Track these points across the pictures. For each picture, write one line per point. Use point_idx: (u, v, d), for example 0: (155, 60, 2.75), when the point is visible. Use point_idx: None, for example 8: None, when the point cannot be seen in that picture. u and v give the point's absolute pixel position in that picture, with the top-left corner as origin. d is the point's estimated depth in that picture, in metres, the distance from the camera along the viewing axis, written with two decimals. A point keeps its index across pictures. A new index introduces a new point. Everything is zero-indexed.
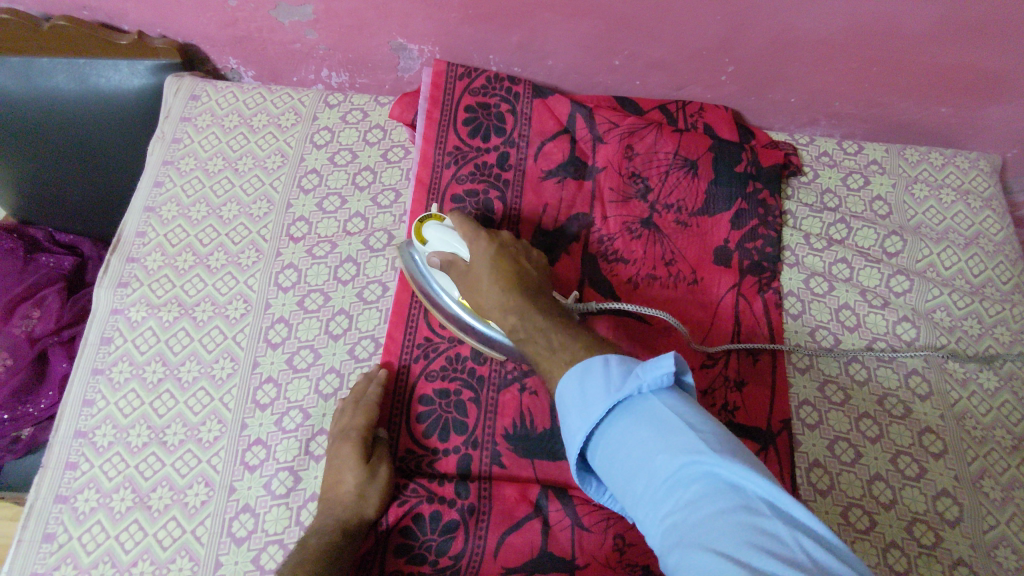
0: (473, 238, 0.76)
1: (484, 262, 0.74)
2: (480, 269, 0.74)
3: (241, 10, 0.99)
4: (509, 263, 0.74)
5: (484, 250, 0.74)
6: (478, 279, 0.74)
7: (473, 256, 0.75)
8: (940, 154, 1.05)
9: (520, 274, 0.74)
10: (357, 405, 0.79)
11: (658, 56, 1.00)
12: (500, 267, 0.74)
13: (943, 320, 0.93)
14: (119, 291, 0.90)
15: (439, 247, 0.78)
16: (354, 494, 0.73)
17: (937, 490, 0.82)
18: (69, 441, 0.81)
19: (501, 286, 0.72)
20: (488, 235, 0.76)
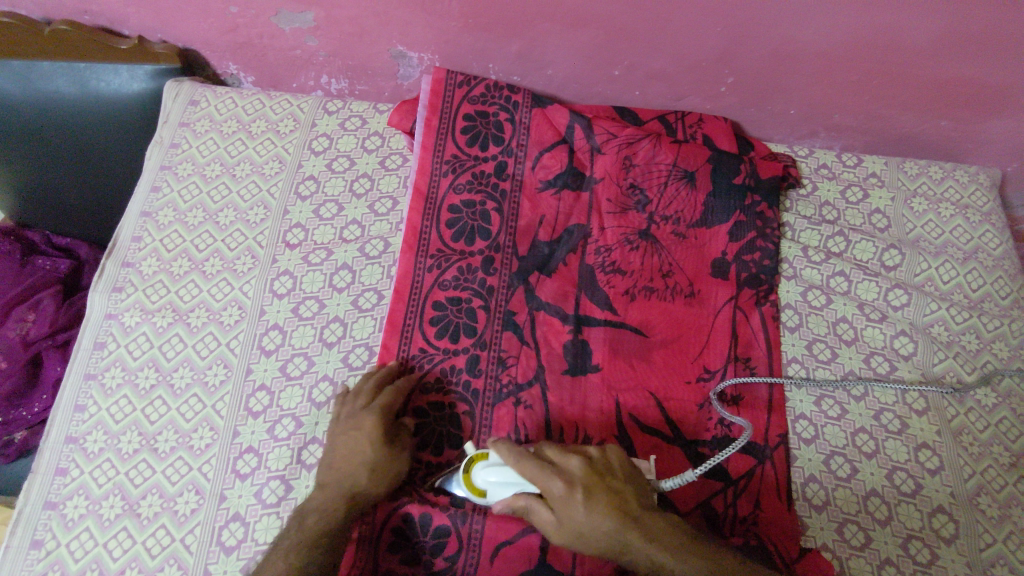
0: (545, 479, 0.67)
1: (574, 502, 0.66)
2: (572, 511, 0.66)
3: (241, 16, 1.00)
4: (600, 489, 0.67)
5: (563, 493, 0.66)
6: (573, 526, 0.66)
7: (554, 499, 0.66)
8: (939, 168, 1.05)
9: (615, 492, 0.68)
10: (385, 389, 0.80)
11: (658, 67, 1.00)
12: (593, 499, 0.66)
13: (941, 335, 0.92)
14: (113, 296, 0.89)
15: (502, 493, 0.72)
16: (368, 473, 0.73)
17: (934, 507, 0.81)
18: (60, 447, 0.81)
19: (603, 519, 0.65)
20: (560, 472, 0.67)
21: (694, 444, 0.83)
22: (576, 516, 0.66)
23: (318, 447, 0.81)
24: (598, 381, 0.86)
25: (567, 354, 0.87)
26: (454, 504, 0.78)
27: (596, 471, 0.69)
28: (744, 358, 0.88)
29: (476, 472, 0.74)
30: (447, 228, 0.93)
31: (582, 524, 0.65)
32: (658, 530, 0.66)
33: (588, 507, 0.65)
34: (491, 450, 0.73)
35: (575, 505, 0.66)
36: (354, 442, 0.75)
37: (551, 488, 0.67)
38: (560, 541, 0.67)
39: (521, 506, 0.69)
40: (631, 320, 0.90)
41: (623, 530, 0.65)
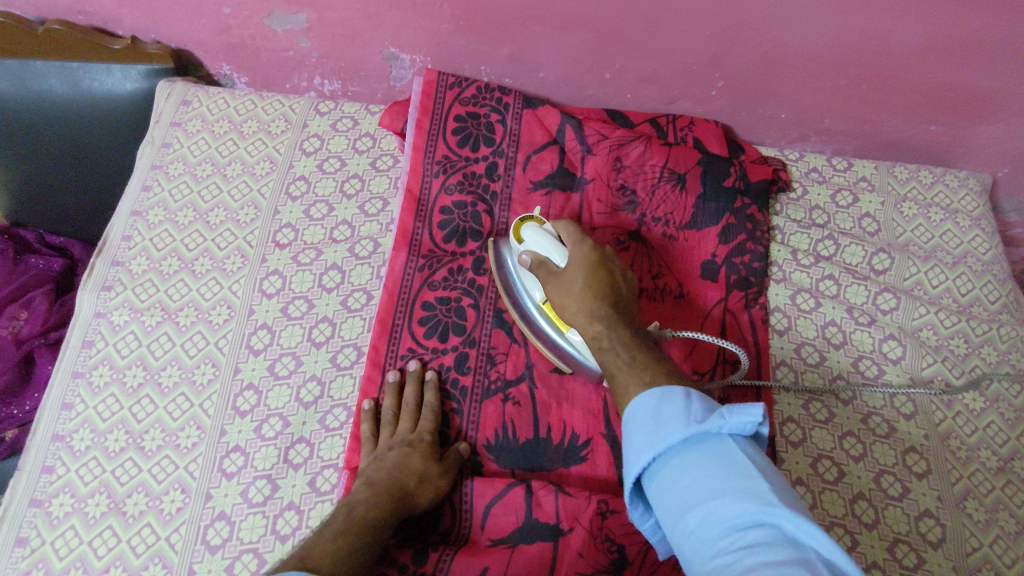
0: (570, 246, 0.79)
1: (576, 256, 0.79)
2: (575, 270, 0.77)
3: (234, 18, 1.00)
4: (602, 270, 0.77)
5: (582, 257, 0.78)
6: (571, 286, 0.76)
7: (570, 263, 0.78)
8: (929, 173, 1.05)
9: (611, 289, 0.76)
10: (426, 404, 0.81)
11: (649, 70, 1.01)
12: (593, 276, 0.76)
13: (929, 339, 0.92)
14: (103, 294, 0.90)
15: (535, 247, 0.82)
16: (418, 481, 0.74)
17: (920, 511, 0.81)
18: (47, 445, 0.81)
19: (585, 297, 0.75)
20: (587, 242, 0.80)
21: None
22: (575, 276, 0.77)
23: (305, 447, 0.81)
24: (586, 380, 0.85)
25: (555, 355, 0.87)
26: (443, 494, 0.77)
27: (609, 261, 0.79)
28: (731, 359, 0.88)
29: (525, 227, 0.84)
30: (436, 228, 0.93)
31: (575, 287, 0.76)
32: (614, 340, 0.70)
33: (588, 279, 0.75)
34: (545, 223, 0.84)
35: (578, 272, 0.77)
36: (405, 450, 0.76)
37: (571, 254, 0.79)
38: (554, 296, 0.79)
39: (541, 261, 0.80)
40: None
41: (607, 328, 0.71)
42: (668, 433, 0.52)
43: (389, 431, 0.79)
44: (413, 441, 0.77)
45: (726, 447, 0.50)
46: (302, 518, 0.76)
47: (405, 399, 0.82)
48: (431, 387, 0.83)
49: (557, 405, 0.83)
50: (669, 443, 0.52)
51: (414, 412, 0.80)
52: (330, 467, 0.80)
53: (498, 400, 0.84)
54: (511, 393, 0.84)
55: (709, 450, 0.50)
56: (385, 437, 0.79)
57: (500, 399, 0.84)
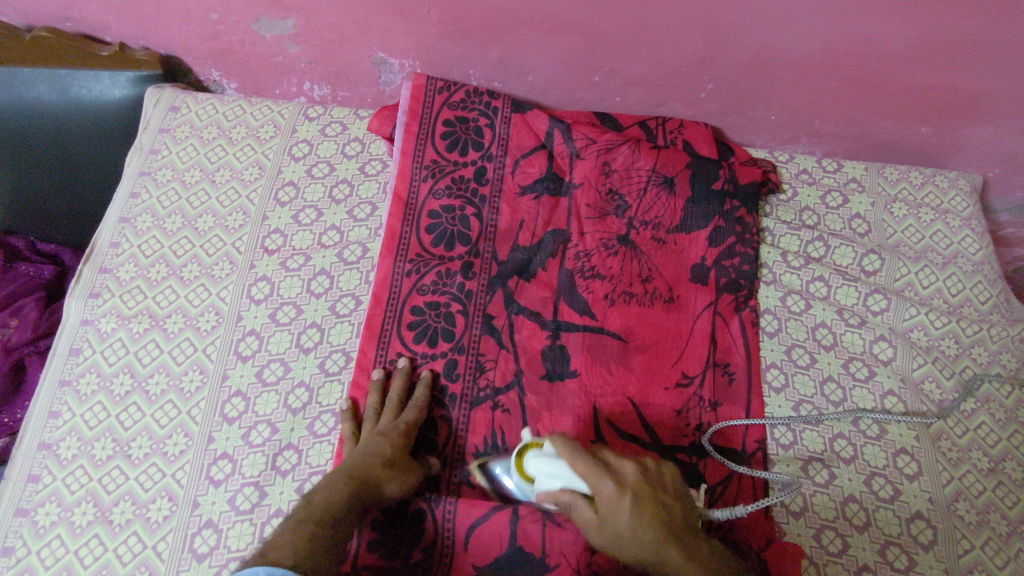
0: (596, 478, 0.66)
1: (602, 476, 0.66)
2: (618, 511, 0.64)
3: (222, 23, 1.01)
4: (645, 498, 0.66)
5: (612, 494, 0.65)
6: (618, 537, 0.64)
7: (602, 500, 0.65)
8: (919, 173, 1.05)
9: (658, 506, 0.66)
10: (411, 401, 0.82)
11: (638, 73, 1.01)
12: (642, 513, 0.64)
13: (920, 340, 0.92)
14: (90, 302, 0.89)
15: (546, 481, 0.69)
16: (387, 471, 0.74)
17: (911, 512, 0.81)
18: (33, 454, 0.80)
19: (642, 539, 0.64)
20: (614, 475, 0.66)
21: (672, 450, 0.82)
22: (620, 511, 0.64)
23: (293, 453, 0.80)
24: (575, 387, 0.85)
25: (544, 361, 0.87)
26: (427, 509, 0.77)
27: (650, 480, 0.67)
28: (721, 362, 0.88)
29: (529, 459, 0.72)
30: (425, 234, 0.93)
31: (625, 526, 0.64)
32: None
33: (632, 513, 0.64)
34: (550, 446, 0.71)
35: (619, 508, 0.64)
36: (378, 441, 0.76)
37: (600, 493, 0.65)
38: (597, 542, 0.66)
39: (564, 498, 0.67)
40: (610, 325, 0.89)
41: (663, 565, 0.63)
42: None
43: (371, 425, 0.80)
44: (388, 433, 0.78)
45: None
46: None
47: (391, 395, 0.82)
48: (420, 385, 0.83)
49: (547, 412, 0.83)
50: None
51: (397, 408, 0.81)
52: (318, 474, 0.79)
53: (488, 407, 0.83)
54: (500, 400, 0.84)
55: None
56: (366, 430, 0.80)
57: (489, 407, 0.83)
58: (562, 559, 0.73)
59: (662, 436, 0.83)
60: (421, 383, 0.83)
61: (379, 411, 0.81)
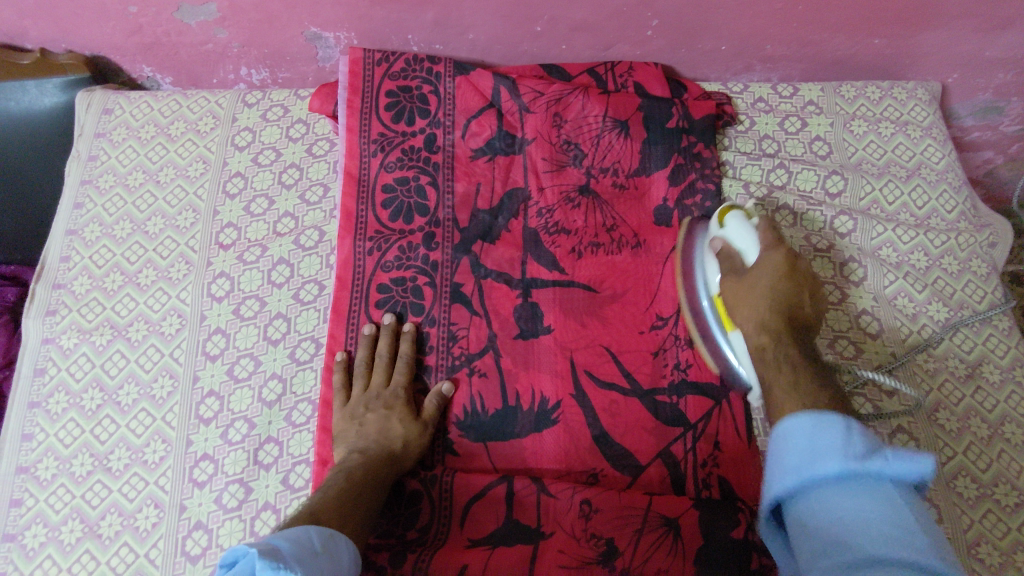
0: (771, 245, 0.75)
1: (761, 274, 0.74)
2: (759, 280, 0.74)
3: (143, 15, 0.96)
4: (781, 306, 0.72)
5: (770, 275, 0.73)
6: (753, 283, 0.74)
7: (759, 262, 0.75)
8: (877, 87, 1.03)
9: (793, 296, 0.72)
10: (401, 357, 0.82)
11: (580, 18, 0.97)
12: (779, 284, 0.73)
13: (889, 257, 0.92)
14: (48, 320, 0.87)
15: (732, 236, 0.78)
16: (401, 443, 0.76)
17: (893, 428, 0.81)
18: (12, 478, 0.79)
19: (773, 305, 0.72)
20: (784, 248, 0.75)
21: (651, 393, 0.82)
22: (761, 278, 0.74)
23: (274, 446, 0.80)
24: (550, 345, 0.84)
25: (516, 318, 0.86)
26: (422, 490, 0.76)
27: (794, 327, 0.71)
28: None
29: (728, 215, 0.79)
30: (380, 210, 0.91)
31: (762, 286, 0.73)
32: (775, 359, 0.69)
33: (771, 285, 0.73)
34: (754, 217, 0.78)
35: (761, 275, 0.74)
36: (383, 413, 0.78)
37: (765, 259, 0.75)
38: (727, 294, 0.76)
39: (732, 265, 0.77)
40: (579, 278, 0.88)
41: (773, 345, 0.70)
42: (824, 466, 0.52)
43: (363, 384, 0.81)
44: (390, 399, 0.79)
45: (886, 489, 0.50)
46: (279, 517, 0.76)
47: (378, 352, 0.83)
48: (406, 339, 0.84)
49: (524, 371, 0.83)
50: (822, 474, 0.52)
51: (388, 366, 0.82)
52: (302, 462, 0.79)
53: (464, 375, 0.83)
54: (476, 365, 0.83)
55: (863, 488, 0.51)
56: (358, 391, 0.81)
57: (465, 374, 0.83)
58: (558, 529, 0.72)
59: (640, 379, 0.82)
60: (408, 337, 0.84)
61: (369, 368, 0.82)
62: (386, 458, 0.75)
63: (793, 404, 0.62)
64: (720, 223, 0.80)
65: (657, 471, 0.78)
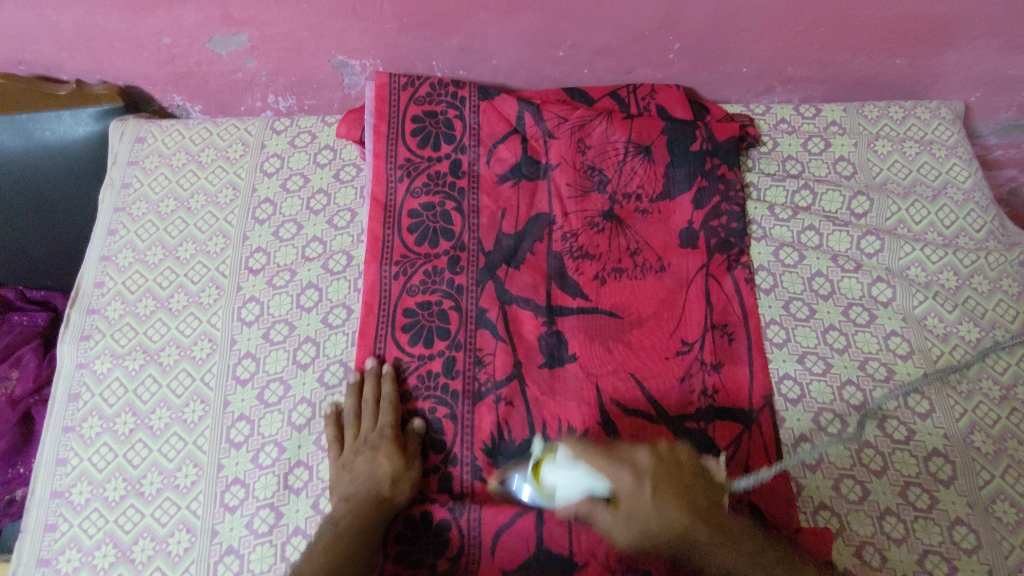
0: (611, 471, 0.66)
1: (642, 502, 0.64)
2: (638, 495, 0.64)
3: (175, 46, 0.99)
4: (667, 482, 0.66)
5: (631, 485, 0.65)
6: (637, 518, 0.64)
7: (620, 493, 0.65)
8: (900, 107, 1.03)
9: (684, 493, 0.66)
10: (384, 399, 0.81)
11: (602, 43, 0.99)
12: (660, 486, 0.65)
13: (918, 276, 0.91)
14: (82, 345, 0.89)
15: (564, 486, 0.68)
16: (390, 485, 0.75)
17: (928, 451, 0.80)
18: (47, 503, 0.80)
19: (668, 531, 0.64)
20: (629, 460, 0.66)
21: (680, 419, 0.82)
22: (643, 500, 0.64)
23: (304, 470, 0.80)
24: (576, 371, 0.84)
25: (541, 346, 0.86)
26: (451, 520, 0.76)
27: (664, 463, 0.67)
28: (722, 325, 0.87)
29: (545, 470, 0.71)
30: (407, 235, 0.92)
31: (648, 514, 0.64)
32: (714, 543, 0.66)
33: (654, 504, 0.64)
34: (561, 453, 0.70)
35: (642, 491, 0.64)
36: (370, 455, 0.77)
37: (618, 482, 0.66)
38: (625, 535, 0.66)
39: (585, 508, 0.69)
40: (604, 303, 0.88)
41: (656, 507, 0.64)
42: None
43: (353, 433, 0.80)
44: (376, 441, 0.78)
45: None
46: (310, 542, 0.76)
47: (364, 397, 0.82)
48: (386, 379, 0.82)
49: (551, 397, 0.83)
50: None
51: (374, 409, 0.81)
52: None
53: (491, 400, 0.83)
54: (503, 391, 0.83)
55: None
56: (350, 441, 0.80)
57: (492, 399, 0.83)
58: (592, 557, 0.74)
59: (667, 405, 0.82)
60: (388, 377, 0.82)
61: (358, 415, 0.81)
62: (376, 502, 0.73)
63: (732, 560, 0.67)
64: (542, 484, 0.71)
65: None
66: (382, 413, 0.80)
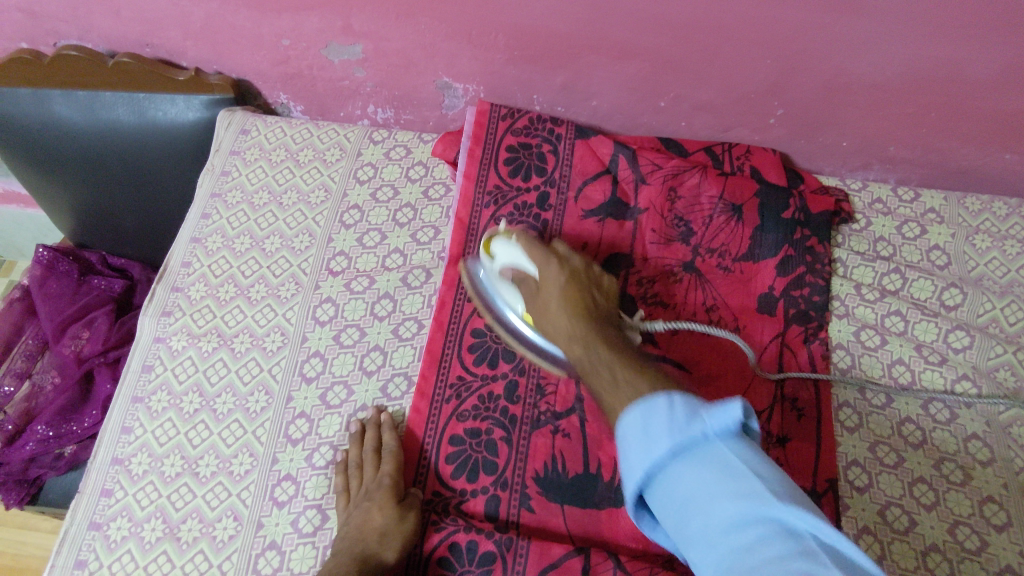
0: (545, 262, 0.76)
1: (558, 317, 0.72)
2: (551, 295, 0.74)
3: (293, 49, 1.03)
4: (578, 295, 0.73)
5: (557, 275, 0.75)
6: (547, 304, 0.74)
7: (546, 278, 0.76)
8: (1004, 204, 1.00)
9: (586, 300, 0.73)
10: (384, 448, 0.79)
11: (706, 99, 0.99)
12: (567, 292, 0.73)
13: (1007, 380, 0.87)
14: (162, 320, 0.92)
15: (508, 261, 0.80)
16: (380, 539, 0.71)
17: (1000, 567, 0.76)
18: (106, 468, 0.82)
19: (571, 320, 0.70)
20: (559, 259, 0.77)
21: None
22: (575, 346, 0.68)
23: None
24: None
25: None
26: (497, 552, 0.73)
27: (581, 278, 0.76)
28: (792, 397, 0.85)
29: (495, 243, 0.82)
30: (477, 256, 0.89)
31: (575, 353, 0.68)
32: (607, 360, 0.63)
33: (568, 324, 0.70)
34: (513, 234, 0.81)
35: (552, 294, 0.74)
36: (366, 506, 0.75)
37: (546, 276, 0.76)
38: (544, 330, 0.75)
39: (523, 275, 0.79)
40: (673, 355, 0.87)
41: (585, 350, 0.66)
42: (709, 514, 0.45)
43: (357, 482, 0.79)
44: (372, 492, 0.75)
45: (718, 451, 0.47)
46: None
47: (366, 447, 0.80)
48: (386, 429, 0.81)
49: (610, 441, 0.82)
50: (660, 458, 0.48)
51: (375, 459, 0.79)
52: None
53: (549, 432, 0.82)
54: (561, 425, 0.82)
55: (694, 457, 0.47)
56: (354, 491, 0.78)
57: (550, 431, 0.82)
58: None
59: None
60: (387, 426, 0.81)
61: (362, 464, 0.80)
62: (363, 557, 0.70)
63: (625, 400, 0.55)
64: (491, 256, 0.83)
65: None
66: (380, 463, 0.78)
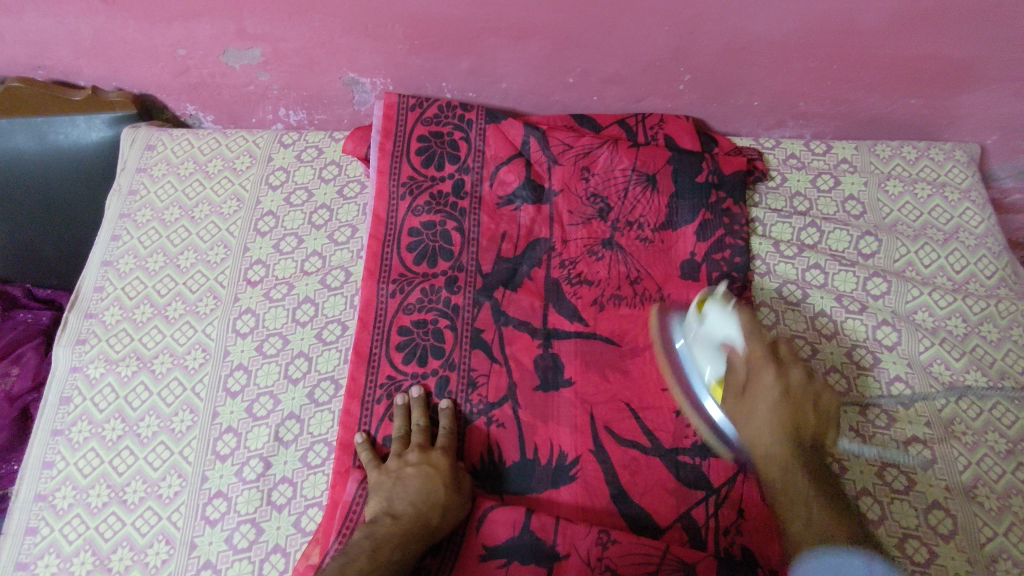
0: (761, 363, 0.75)
1: (765, 399, 0.73)
2: (762, 398, 0.73)
3: (191, 58, 1.00)
4: (801, 416, 0.73)
5: (773, 386, 0.73)
6: (753, 408, 0.74)
7: (756, 381, 0.75)
8: (913, 148, 1.02)
9: (796, 423, 0.72)
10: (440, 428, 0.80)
11: (613, 71, 0.98)
12: (782, 404, 0.73)
13: (925, 321, 0.89)
14: (77, 348, 0.89)
15: (714, 326, 0.78)
16: (441, 515, 0.71)
17: (928, 503, 0.77)
18: (30, 505, 0.80)
19: (776, 434, 0.72)
20: (779, 366, 0.75)
21: (673, 452, 0.79)
22: (762, 431, 0.73)
23: (287, 487, 0.79)
24: (569, 397, 0.83)
25: (536, 369, 0.84)
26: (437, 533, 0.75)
27: (806, 395, 0.74)
28: None
29: (709, 302, 0.80)
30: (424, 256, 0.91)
31: (761, 437, 0.73)
32: (802, 495, 0.68)
33: (772, 432, 0.72)
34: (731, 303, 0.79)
35: (765, 391, 0.74)
36: (424, 478, 0.74)
37: (760, 376, 0.74)
38: (731, 407, 0.75)
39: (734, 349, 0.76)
40: (601, 330, 0.87)
41: (787, 475, 0.70)
42: None
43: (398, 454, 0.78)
44: (433, 468, 0.75)
45: None
46: (289, 560, 0.75)
47: (421, 422, 0.80)
48: (445, 413, 0.81)
49: (543, 423, 0.81)
50: None
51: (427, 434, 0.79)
52: (314, 506, 0.78)
53: (482, 423, 0.82)
54: (494, 415, 0.82)
55: None
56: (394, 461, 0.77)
57: (483, 422, 0.82)
58: (573, 553, 0.71)
59: (662, 439, 0.80)
60: (446, 412, 0.81)
61: (404, 440, 0.80)
62: (424, 529, 0.70)
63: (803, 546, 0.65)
64: (700, 316, 0.80)
65: (678, 533, 0.75)
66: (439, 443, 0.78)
